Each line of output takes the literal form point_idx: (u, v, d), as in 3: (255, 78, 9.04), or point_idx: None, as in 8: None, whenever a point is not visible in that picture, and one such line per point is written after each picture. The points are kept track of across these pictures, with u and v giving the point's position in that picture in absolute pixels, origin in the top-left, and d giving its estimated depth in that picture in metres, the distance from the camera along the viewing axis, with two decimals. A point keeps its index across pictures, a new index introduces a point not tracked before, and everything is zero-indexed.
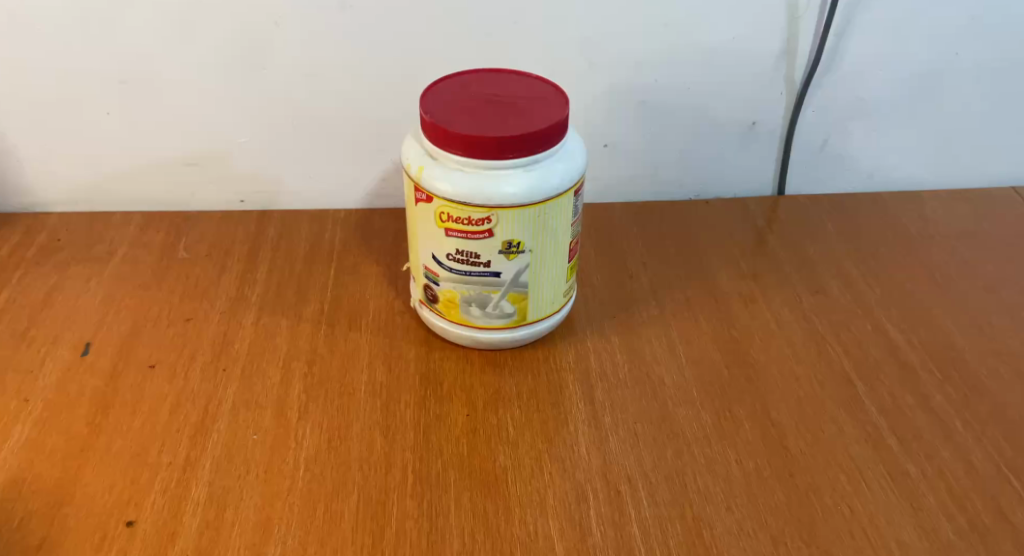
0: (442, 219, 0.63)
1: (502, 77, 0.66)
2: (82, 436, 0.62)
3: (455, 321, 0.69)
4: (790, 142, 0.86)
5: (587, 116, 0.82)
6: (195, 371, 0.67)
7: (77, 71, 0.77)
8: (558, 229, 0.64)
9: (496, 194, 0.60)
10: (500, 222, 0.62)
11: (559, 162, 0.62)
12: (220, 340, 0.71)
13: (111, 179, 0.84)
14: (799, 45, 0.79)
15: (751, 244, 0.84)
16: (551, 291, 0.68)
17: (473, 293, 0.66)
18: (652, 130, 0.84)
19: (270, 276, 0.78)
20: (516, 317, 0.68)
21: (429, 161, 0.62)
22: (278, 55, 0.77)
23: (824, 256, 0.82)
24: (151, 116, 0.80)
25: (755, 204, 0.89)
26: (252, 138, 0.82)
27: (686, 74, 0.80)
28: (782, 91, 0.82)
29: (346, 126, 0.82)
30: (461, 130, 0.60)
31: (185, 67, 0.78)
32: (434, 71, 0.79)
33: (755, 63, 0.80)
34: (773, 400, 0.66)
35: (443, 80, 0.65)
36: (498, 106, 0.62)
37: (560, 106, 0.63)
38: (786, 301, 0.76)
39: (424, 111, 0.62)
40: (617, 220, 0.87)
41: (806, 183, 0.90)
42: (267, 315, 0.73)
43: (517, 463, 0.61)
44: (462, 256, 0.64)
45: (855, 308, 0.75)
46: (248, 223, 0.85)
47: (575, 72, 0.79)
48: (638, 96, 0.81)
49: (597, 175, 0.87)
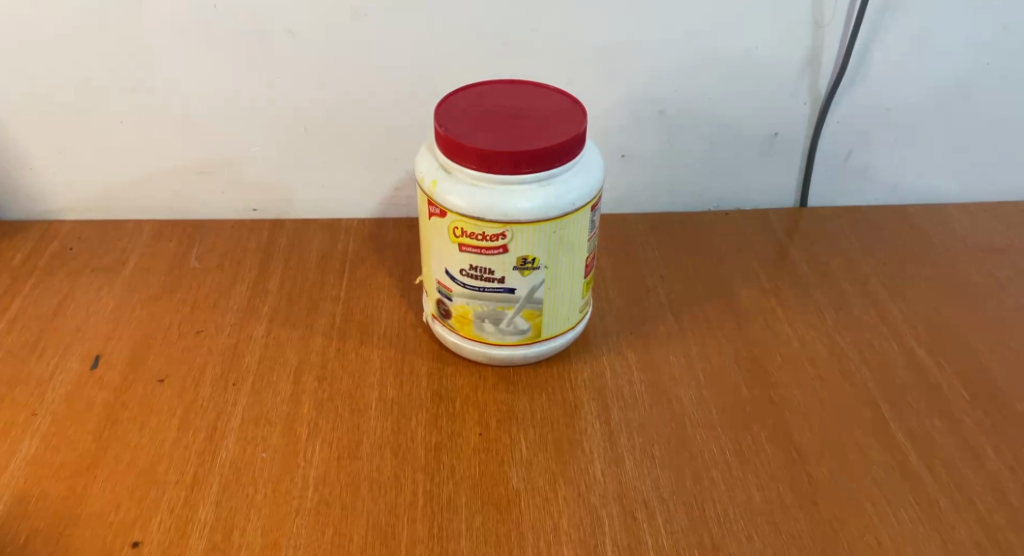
0: (456, 234, 0.61)
1: (518, 88, 0.65)
2: (89, 451, 0.61)
3: (468, 336, 0.67)
4: (813, 153, 0.84)
5: (605, 126, 0.81)
6: (204, 386, 0.66)
7: (90, 78, 0.76)
8: (574, 245, 0.63)
9: (512, 209, 0.59)
10: (515, 238, 0.60)
11: (576, 176, 0.61)
12: (230, 353, 0.70)
13: (123, 187, 0.84)
14: (824, 54, 0.77)
15: (772, 259, 0.82)
16: (567, 307, 0.66)
17: (487, 309, 0.65)
18: (671, 141, 0.82)
19: (282, 287, 0.77)
20: (531, 334, 0.66)
21: (443, 174, 0.61)
22: (292, 63, 0.76)
23: (847, 270, 0.80)
24: (164, 123, 0.80)
25: (776, 216, 0.87)
26: (266, 147, 0.82)
27: (707, 83, 0.79)
28: (805, 101, 0.80)
29: (361, 135, 0.81)
30: (476, 144, 0.58)
31: (197, 75, 0.77)
32: (449, 80, 0.78)
33: (778, 72, 0.78)
34: (796, 423, 0.64)
35: (458, 92, 0.64)
36: (515, 119, 0.61)
37: (578, 118, 0.61)
38: (809, 318, 0.74)
39: (439, 124, 0.60)
40: (635, 232, 0.85)
41: (829, 196, 0.88)
42: (278, 328, 0.72)
43: (532, 486, 0.60)
44: (475, 272, 0.63)
45: (880, 327, 0.73)
46: (260, 232, 0.84)
47: (593, 81, 0.78)
48: (657, 106, 0.80)
49: (614, 186, 0.86)
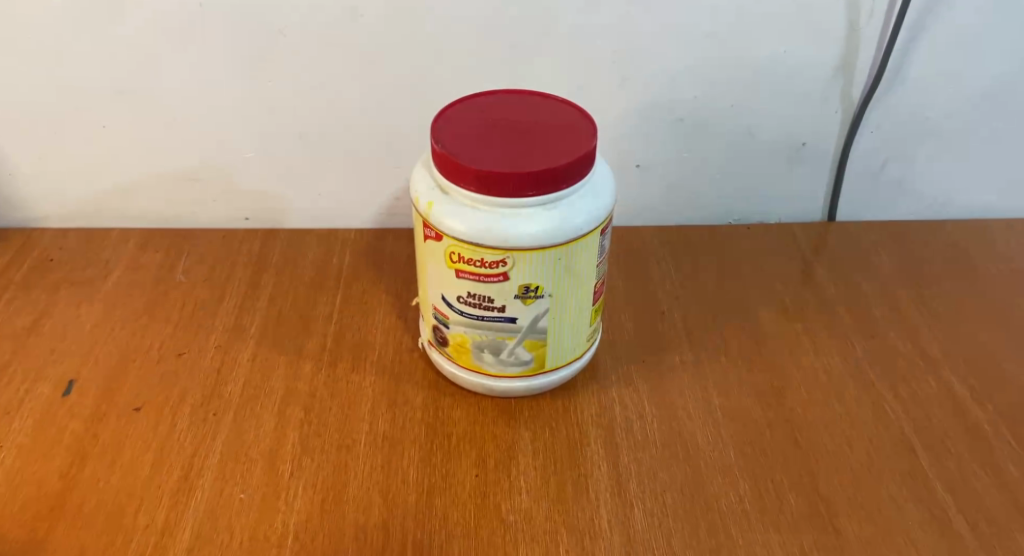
0: (452, 259, 0.56)
1: (523, 98, 0.59)
2: (55, 490, 0.56)
3: (466, 366, 0.62)
4: (844, 165, 0.78)
5: (619, 134, 0.75)
6: (182, 417, 0.62)
7: (70, 79, 0.72)
8: (581, 272, 0.57)
9: (514, 235, 0.54)
10: (517, 265, 0.55)
11: (585, 198, 0.55)
12: (212, 379, 0.65)
13: (109, 194, 0.79)
14: (859, 59, 0.71)
15: (797, 278, 0.76)
16: (573, 337, 0.61)
17: (486, 339, 0.60)
18: (691, 150, 0.77)
19: (271, 305, 0.72)
20: (534, 365, 0.61)
21: (440, 195, 0.56)
22: (284, 64, 0.71)
23: (879, 292, 0.74)
24: (150, 127, 0.75)
25: (801, 231, 0.81)
26: (258, 153, 0.77)
27: (731, 89, 0.73)
28: (837, 109, 0.74)
29: (358, 142, 0.76)
30: (475, 164, 0.53)
31: (184, 78, 0.72)
32: (453, 84, 0.72)
33: (809, 78, 0.72)
34: (822, 470, 0.58)
35: (457, 103, 0.59)
36: (518, 135, 0.55)
37: (587, 135, 0.55)
38: (837, 347, 0.68)
39: (435, 140, 0.55)
40: (650, 247, 0.79)
41: (859, 209, 0.82)
42: (265, 352, 0.67)
43: (531, 537, 0.55)
44: (473, 300, 0.58)
45: (916, 359, 0.67)
46: (252, 243, 0.79)
47: (606, 87, 0.72)
48: (676, 113, 0.74)
49: (628, 197, 0.80)
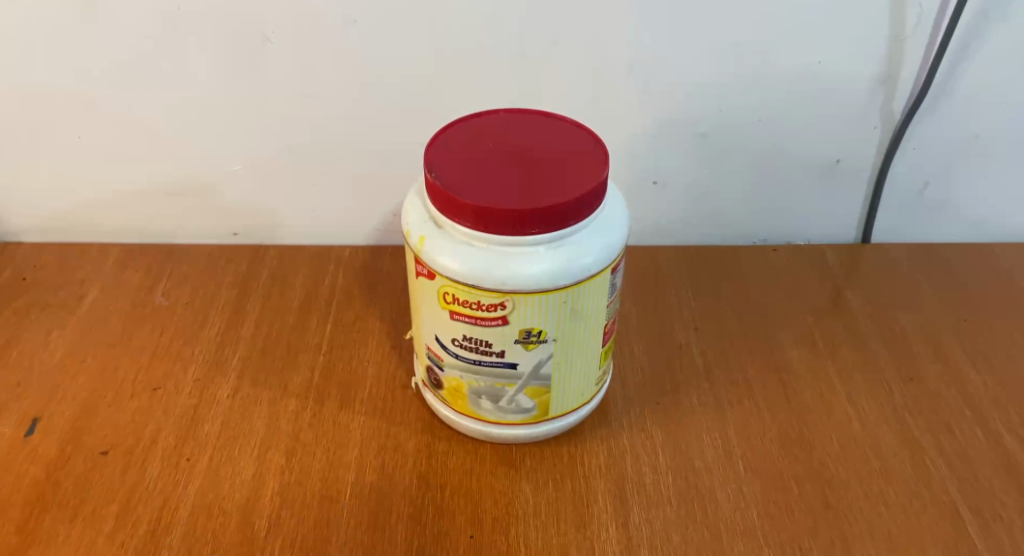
0: (446, 299, 0.50)
1: (527, 119, 0.53)
2: (9, 547, 0.52)
3: (463, 412, 0.57)
4: (881, 184, 0.71)
5: (635, 149, 0.69)
6: (152, 462, 0.57)
7: (42, 89, 0.66)
8: (588, 314, 0.52)
9: (515, 277, 0.48)
10: (518, 309, 0.49)
11: (593, 234, 0.50)
12: (188, 418, 0.60)
13: (87, 208, 0.74)
14: (902, 71, 0.65)
15: (828, 307, 0.70)
16: (580, 382, 0.56)
17: (483, 384, 0.54)
18: (714, 167, 0.70)
19: (256, 332, 0.67)
20: (536, 412, 0.56)
21: (433, 229, 0.50)
22: (271, 74, 0.65)
23: (919, 325, 0.68)
24: (129, 139, 0.69)
25: (833, 253, 0.75)
26: (245, 168, 0.71)
27: (760, 103, 0.66)
28: (876, 124, 0.68)
29: (353, 156, 0.70)
30: (472, 198, 0.47)
31: (163, 88, 0.66)
32: (455, 95, 0.66)
33: (845, 91, 0.66)
34: (856, 535, 0.53)
35: (453, 124, 0.53)
36: (520, 164, 0.50)
37: (597, 163, 0.50)
38: (872, 392, 0.62)
39: (428, 169, 0.49)
40: (667, 270, 0.73)
41: (897, 231, 0.75)
42: (246, 387, 0.62)
43: None
44: (470, 343, 0.52)
45: (960, 405, 0.61)
46: (239, 261, 0.74)
47: (623, 99, 0.66)
48: (698, 128, 0.68)
49: (644, 215, 0.74)
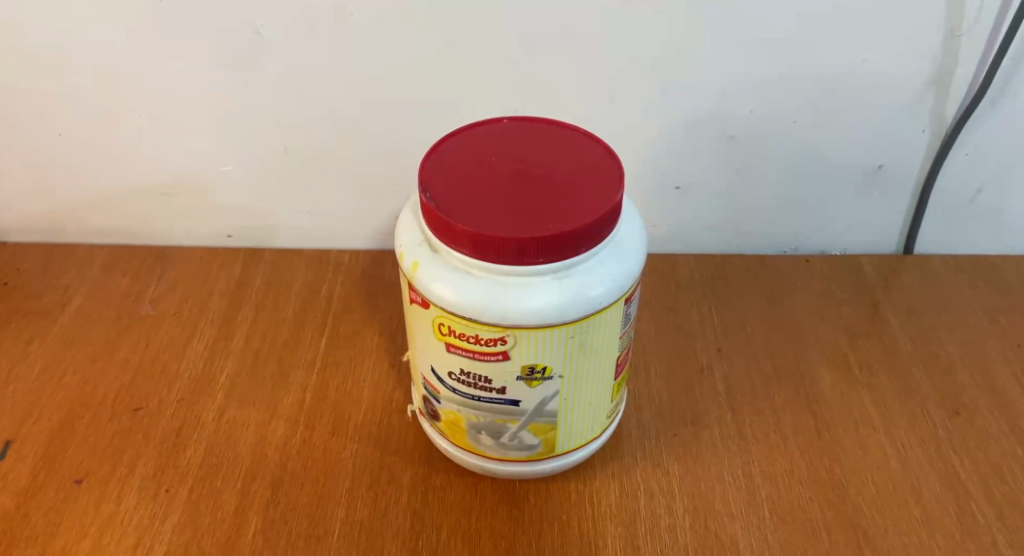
0: (441, 331, 0.46)
1: (537, 129, 0.48)
2: None
3: (461, 446, 0.52)
4: (926, 191, 0.65)
5: (657, 152, 0.63)
6: (128, 494, 0.53)
7: (18, 85, 0.62)
8: (598, 348, 0.47)
9: (516, 310, 0.43)
10: (519, 344, 0.44)
11: (605, 263, 0.44)
12: (170, 443, 0.56)
13: (72, 208, 0.69)
14: (957, 70, 0.58)
15: (864, 327, 0.64)
16: (589, 417, 0.51)
17: (483, 420, 0.49)
18: (743, 173, 0.64)
19: (246, 347, 0.62)
20: (541, 449, 0.51)
21: (428, 254, 0.45)
22: (262, 70, 0.60)
23: (967, 350, 0.62)
24: (113, 137, 0.65)
25: (872, 265, 0.69)
26: (237, 168, 0.66)
27: (797, 104, 0.60)
28: (925, 128, 0.61)
29: (351, 157, 0.65)
30: (470, 223, 0.42)
31: (146, 84, 0.61)
32: (460, 93, 0.61)
33: (893, 92, 0.59)
34: None
35: (452, 135, 0.47)
36: (526, 183, 0.45)
37: (612, 182, 0.45)
38: (913, 427, 0.57)
39: (422, 188, 0.44)
40: (689, 282, 0.68)
41: (943, 241, 0.69)
42: (233, 409, 0.58)
43: None
44: (467, 378, 0.47)
45: (1012, 446, 0.56)
46: (232, 266, 0.69)
47: (643, 99, 0.60)
48: (726, 130, 0.62)
49: (665, 221, 0.68)
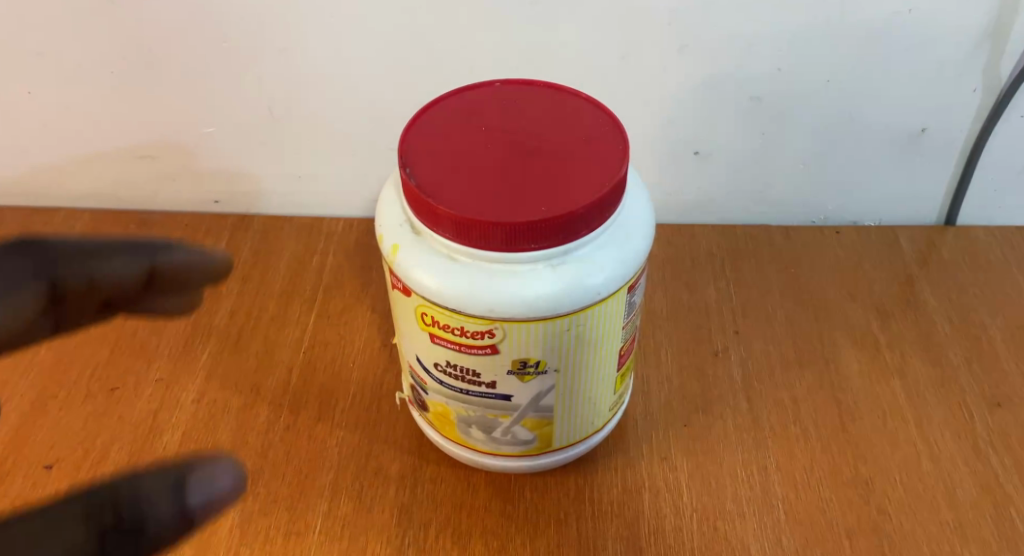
0: (424, 321, 0.41)
1: (532, 94, 0.43)
2: None
3: (452, 439, 0.48)
4: (973, 157, 0.59)
5: (673, 113, 0.57)
6: (100, 482, 0.50)
7: None
8: (598, 340, 0.42)
9: (505, 301, 0.38)
10: (509, 337, 0.40)
11: (605, 248, 0.40)
12: (146, 426, 0.53)
13: (50, 171, 0.65)
14: (1016, 21, 0.52)
15: (898, 306, 0.59)
16: (590, 411, 0.47)
17: (473, 414, 0.45)
18: (768, 136, 0.59)
19: (231, 323, 0.59)
20: (537, 444, 0.47)
21: (409, 236, 0.40)
22: (240, 23, 0.55)
23: (1010, 333, 0.56)
24: (87, 96, 0.60)
25: (908, 237, 0.63)
26: (220, 129, 0.61)
27: (831, 61, 0.54)
28: (976, 87, 0.55)
29: (343, 118, 0.60)
30: (453, 204, 0.38)
31: (117, 38, 0.56)
32: (458, 49, 0.55)
33: (939, 47, 0.53)
34: None
35: (439, 101, 0.42)
36: (518, 156, 0.40)
37: (615, 157, 0.40)
38: (947, 420, 0.52)
39: (403, 163, 0.39)
40: (707, 254, 0.62)
41: (987, 210, 0.63)
42: (213, 391, 0.54)
43: None
44: (455, 371, 0.43)
45: None
46: (220, 233, 0.65)
47: (658, 55, 0.54)
48: (751, 90, 0.56)
49: (683, 188, 0.63)
